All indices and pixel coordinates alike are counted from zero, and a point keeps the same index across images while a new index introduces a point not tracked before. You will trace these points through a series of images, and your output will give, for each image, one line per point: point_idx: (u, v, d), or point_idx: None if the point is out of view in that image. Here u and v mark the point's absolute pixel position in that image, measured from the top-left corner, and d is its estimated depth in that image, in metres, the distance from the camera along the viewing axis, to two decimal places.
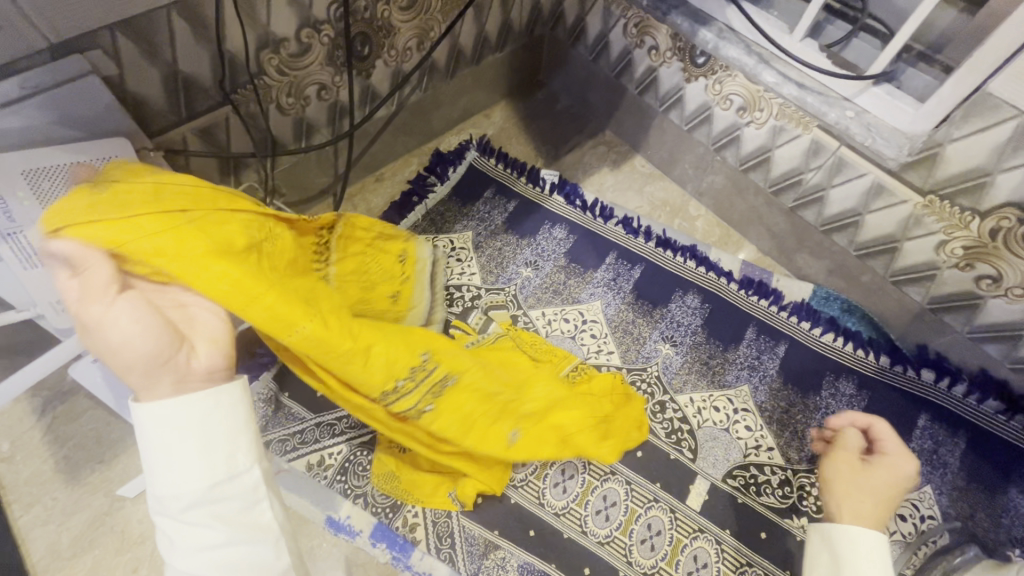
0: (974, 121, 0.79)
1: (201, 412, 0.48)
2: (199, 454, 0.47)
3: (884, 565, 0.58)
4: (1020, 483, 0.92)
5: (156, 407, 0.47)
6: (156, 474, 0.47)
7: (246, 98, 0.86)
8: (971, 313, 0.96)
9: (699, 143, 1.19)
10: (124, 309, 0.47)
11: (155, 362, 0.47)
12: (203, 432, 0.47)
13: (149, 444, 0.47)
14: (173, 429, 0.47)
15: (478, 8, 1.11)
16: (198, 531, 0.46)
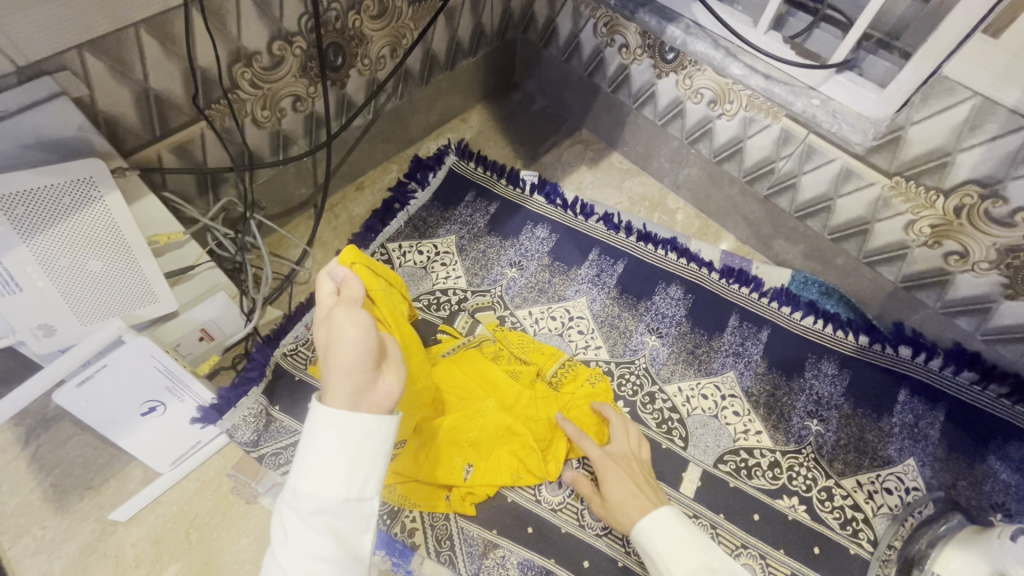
0: (932, 104, 0.79)
1: (366, 431, 0.53)
2: (347, 466, 0.52)
3: (670, 534, 0.69)
4: (998, 451, 0.94)
5: (342, 414, 0.52)
6: (302, 472, 0.51)
7: (221, 113, 0.90)
8: (942, 289, 0.96)
9: (673, 137, 1.20)
10: (353, 319, 0.56)
11: (359, 366, 0.54)
12: (362, 450, 0.52)
13: (312, 443, 0.52)
14: (335, 437, 0.52)
15: (450, 15, 1.16)
16: (309, 536, 0.50)
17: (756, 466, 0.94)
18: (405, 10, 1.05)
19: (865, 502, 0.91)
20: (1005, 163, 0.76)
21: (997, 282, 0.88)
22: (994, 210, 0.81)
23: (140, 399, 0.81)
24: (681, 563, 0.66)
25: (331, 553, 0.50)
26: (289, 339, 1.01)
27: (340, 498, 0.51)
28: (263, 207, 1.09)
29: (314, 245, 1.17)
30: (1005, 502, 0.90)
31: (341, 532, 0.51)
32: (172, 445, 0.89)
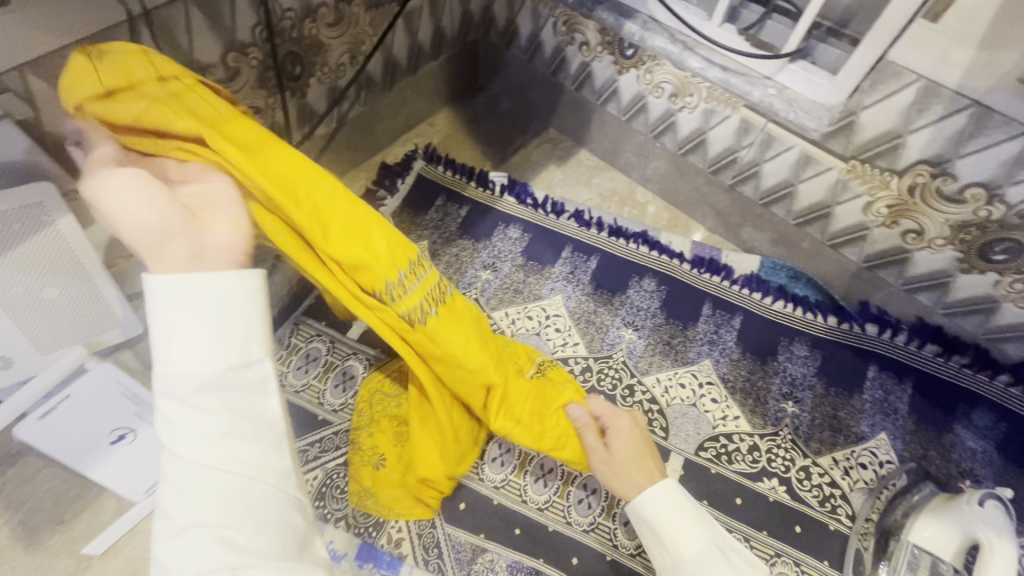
0: (881, 88, 0.81)
1: (221, 291, 0.47)
2: (206, 334, 0.46)
3: (677, 508, 0.68)
4: (964, 419, 0.97)
5: (177, 279, 0.46)
6: (165, 352, 0.46)
7: None
8: (903, 267, 0.99)
9: (638, 132, 1.22)
10: (122, 184, 0.51)
11: (151, 234, 0.50)
12: (224, 312, 0.47)
13: (161, 322, 0.46)
14: (189, 304, 0.46)
15: (409, 19, 1.15)
16: (195, 417, 0.45)
17: (735, 451, 0.96)
18: (362, 15, 1.03)
19: (842, 478, 0.93)
20: (953, 143, 0.79)
21: (952, 258, 0.91)
22: (945, 188, 0.84)
23: (107, 427, 0.79)
24: (688, 539, 0.66)
25: (227, 428, 0.45)
26: None
27: (217, 369, 0.46)
28: None
29: None
30: (974, 468, 0.93)
31: (237, 398, 0.46)
32: (145, 473, 0.87)
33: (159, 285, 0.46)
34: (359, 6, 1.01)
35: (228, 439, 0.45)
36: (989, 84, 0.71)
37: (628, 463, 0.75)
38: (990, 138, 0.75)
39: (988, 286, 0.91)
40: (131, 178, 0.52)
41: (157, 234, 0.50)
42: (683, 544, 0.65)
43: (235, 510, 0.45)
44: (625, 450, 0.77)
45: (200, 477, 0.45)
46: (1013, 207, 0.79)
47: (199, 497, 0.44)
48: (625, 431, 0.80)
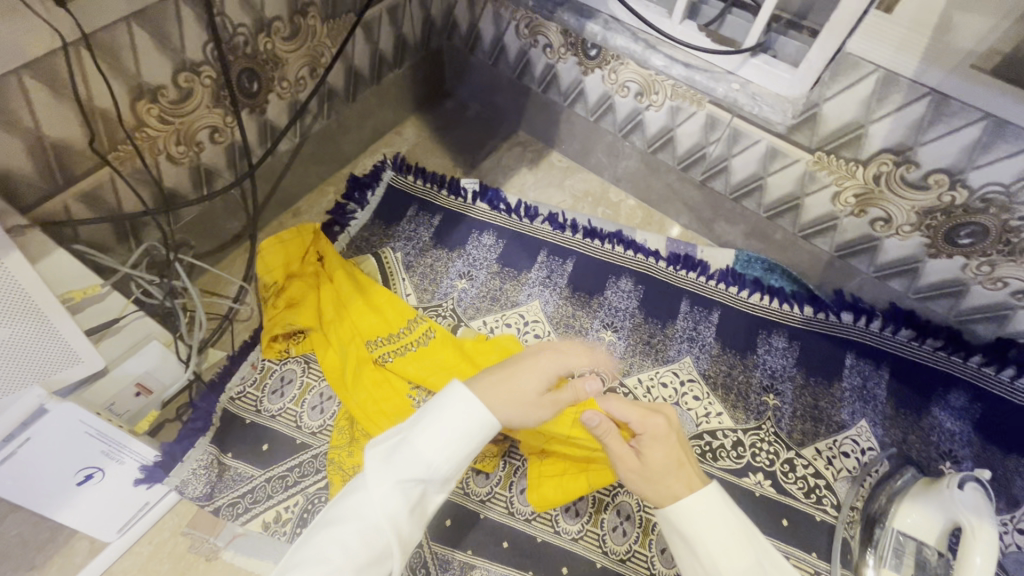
0: (841, 79, 0.81)
1: (476, 419, 0.58)
2: (458, 447, 0.57)
3: (722, 522, 0.58)
4: (941, 401, 0.98)
5: (473, 407, 0.59)
6: (423, 434, 0.57)
7: (129, 154, 0.85)
8: (873, 255, 1.00)
9: (607, 131, 1.21)
10: (549, 362, 0.72)
11: (535, 400, 0.67)
12: (469, 433, 0.58)
13: (446, 416, 0.58)
14: (464, 418, 0.58)
15: (368, 28, 1.13)
16: (405, 493, 0.55)
17: (720, 448, 0.96)
18: (319, 27, 1.01)
19: (825, 468, 0.94)
20: (913, 130, 0.79)
21: (920, 243, 0.92)
22: (908, 175, 0.84)
23: (75, 467, 0.76)
24: (733, 560, 0.57)
25: (410, 513, 0.55)
26: (235, 382, 0.97)
27: (441, 465, 0.56)
28: (191, 245, 1.04)
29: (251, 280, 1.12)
30: (953, 450, 0.94)
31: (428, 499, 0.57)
32: (115, 512, 0.84)
33: (465, 403, 0.58)
34: (315, 18, 0.99)
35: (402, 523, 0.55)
36: (946, 71, 0.72)
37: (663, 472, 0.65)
38: (950, 125, 0.76)
39: (956, 269, 0.92)
40: (547, 360, 0.72)
41: (523, 399, 0.66)
42: (726, 565, 0.57)
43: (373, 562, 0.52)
44: (657, 459, 0.67)
45: (370, 529, 0.53)
46: (975, 191, 0.80)
47: (360, 544, 0.52)
48: (653, 434, 0.69)
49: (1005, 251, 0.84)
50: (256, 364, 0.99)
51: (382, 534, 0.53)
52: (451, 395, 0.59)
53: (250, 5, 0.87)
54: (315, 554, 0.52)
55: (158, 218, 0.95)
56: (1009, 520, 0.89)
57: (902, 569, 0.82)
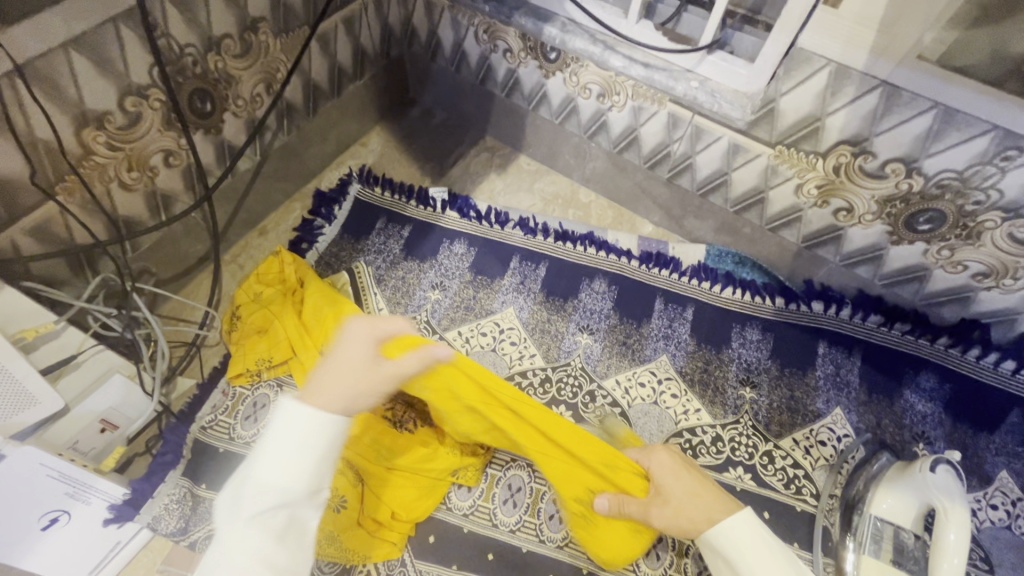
0: (794, 75, 0.82)
1: (309, 427, 0.59)
2: (302, 458, 0.59)
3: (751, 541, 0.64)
4: (912, 384, 0.99)
5: (302, 419, 0.59)
6: (263, 466, 0.57)
7: (77, 185, 0.82)
8: (838, 244, 1.01)
9: (573, 133, 1.21)
10: (357, 333, 0.69)
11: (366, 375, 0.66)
12: (308, 445, 0.59)
13: (274, 439, 0.59)
14: (294, 435, 0.59)
15: (324, 40, 1.10)
16: (263, 522, 0.56)
17: (700, 445, 0.96)
18: (272, 43, 0.99)
19: (803, 457, 0.94)
20: (868, 122, 0.80)
21: (882, 231, 0.93)
22: (866, 165, 0.86)
23: (39, 513, 0.73)
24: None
25: (277, 540, 0.56)
26: (205, 411, 0.95)
27: (289, 483, 0.57)
28: (152, 273, 1.01)
29: (217, 304, 1.10)
30: (925, 431, 0.96)
31: (298, 517, 0.58)
32: (85, 555, 0.81)
33: (291, 414, 0.60)
34: (267, 33, 0.97)
35: (274, 549, 0.55)
36: (894, 63, 0.72)
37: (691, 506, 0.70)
38: (903, 115, 0.77)
39: (919, 255, 0.93)
40: (363, 332, 0.70)
41: (352, 378, 0.64)
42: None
43: None
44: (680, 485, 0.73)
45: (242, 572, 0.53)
46: (930, 178, 0.81)
47: None
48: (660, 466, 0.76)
49: (963, 235, 0.85)
50: (227, 391, 0.97)
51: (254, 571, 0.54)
52: (276, 419, 0.60)
53: (196, 25, 0.84)
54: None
55: (114, 247, 0.93)
56: (981, 497, 0.91)
57: (880, 554, 0.83)
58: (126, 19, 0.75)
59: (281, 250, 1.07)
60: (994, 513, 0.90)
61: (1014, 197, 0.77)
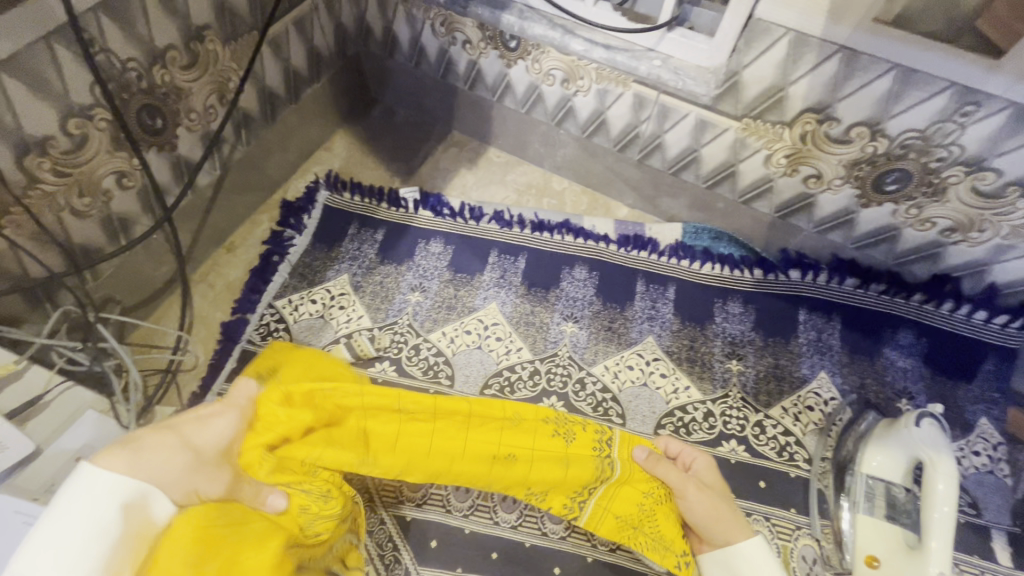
0: (755, 46, 0.82)
1: (96, 495, 0.48)
2: (89, 548, 0.46)
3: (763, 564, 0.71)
4: (892, 342, 1.02)
5: (97, 483, 0.49)
6: (36, 555, 0.44)
7: (26, 217, 0.78)
8: (810, 212, 1.02)
9: (540, 121, 1.19)
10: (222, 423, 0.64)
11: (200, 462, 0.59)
12: (91, 520, 0.47)
13: (55, 517, 0.46)
14: (79, 503, 0.47)
15: (275, 44, 1.06)
16: None
17: (692, 422, 0.97)
18: (221, 51, 0.94)
19: (793, 424, 0.96)
20: (830, 88, 0.81)
21: (851, 195, 0.95)
22: (832, 131, 0.86)
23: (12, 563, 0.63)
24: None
25: None
26: None
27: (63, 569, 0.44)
28: (117, 300, 0.97)
29: (189, 326, 1.06)
30: (907, 387, 0.98)
31: None
32: None
33: (75, 488, 0.48)
34: (214, 41, 0.92)
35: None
36: (851, 27, 0.73)
37: (713, 511, 0.76)
38: (863, 78, 0.77)
39: (888, 216, 0.95)
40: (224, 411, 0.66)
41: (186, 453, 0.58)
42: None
43: None
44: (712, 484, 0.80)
45: None
46: (894, 139, 0.82)
47: None
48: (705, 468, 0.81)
49: (929, 192, 0.87)
50: None
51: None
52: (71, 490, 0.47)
53: (137, 38, 0.80)
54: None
55: (72, 278, 0.89)
56: (964, 445, 0.94)
57: (874, 510, 0.84)
58: (61, 36, 0.71)
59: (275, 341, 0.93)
60: (978, 459, 0.93)
61: (975, 151, 0.78)
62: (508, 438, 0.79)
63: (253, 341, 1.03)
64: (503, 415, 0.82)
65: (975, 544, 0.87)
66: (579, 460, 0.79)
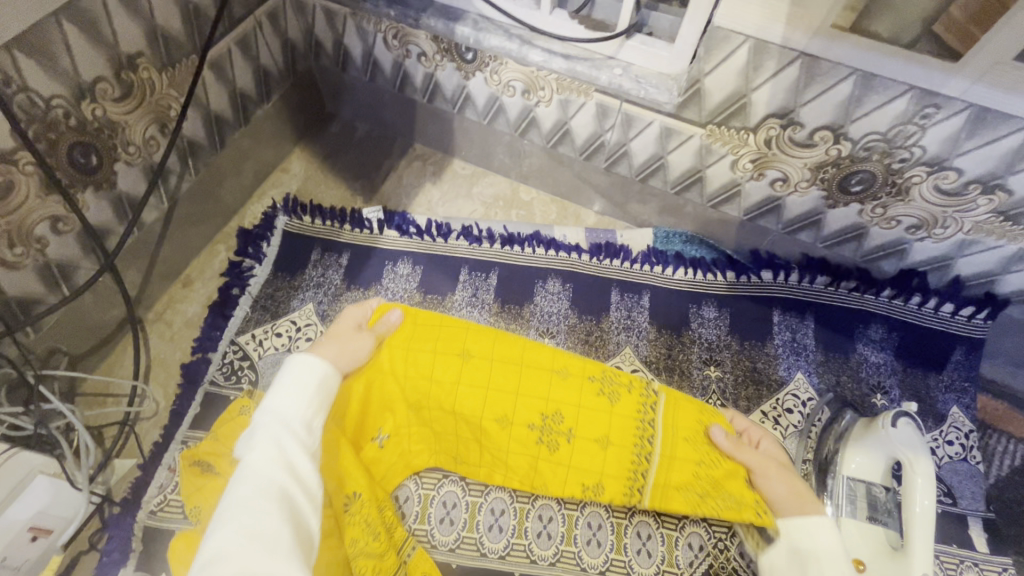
0: (715, 54, 0.80)
1: (306, 366, 0.75)
2: (301, 399, 0.72)
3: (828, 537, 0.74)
4: (864, 337, 1.02)
5: (305, 357, 0.76)
6: (271, 401, 0.72)
7: None
8: (778, 213, 1.02)
9: (504, 132, 1.16)
10: (353, 311, 0.88)
11: (350, 343, 0.82)
12: (305, 383, 0.73)
13: (286, 377, 0.74)
14: (299, 371, 0.74)
15: (218, 66, 1.00)
16: (276, 442, 0.68)
17: None
18: (158, 79, 0.88)
19: (773, 429, 0.96)
20: (792, 94, 0.80)
21: (818, 197, 0.94)
22: (796, 136, 0.85)
23: None
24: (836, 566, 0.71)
25: (281, 457, 0.67)
26: (151, 493, 0.86)
27: (294, 409, 0.71)
28: (62, 351, 0.91)
29: (147, 371, 1.00)
30: (881, 382, 0.99)
31: (290, 449, 0.68)
32: None
33: (293, 361, 0.75)
34: (149, 69, 0.86)
35: (289, 468, 0.67)
36: (810, 34, 0.72)
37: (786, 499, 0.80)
38: (824, 84, 0.76)
39: (855, 215, 0.95)
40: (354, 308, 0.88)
41: (338, 337, 0.83)
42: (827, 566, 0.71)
43: (278, 488, 0.64)
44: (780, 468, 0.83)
45: (255, 481, 0.64)
46: (857, 142, 0.82)
47: (259, 493, 0.63)
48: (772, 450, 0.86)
49: (894, 192, 0.87)
50: (173, 467, 0.88)
51: (271, 478, 0.65)
52: (289, 362, 0.75)
53: (60, 73, 0.74)
54: (225, 535, 0.59)
55: (11, 335, 0.83)
56: (938, 435, 0.96)
57: (857, 513, 0.84)
58: None
59: (252, 394, 0.93)
60: (951, 448, 0.95)
61: (936, 151, 0.79)
62: (560, 396, 0.85)
63: (216, 382, 0.97)
64: (552, 370, 0.86)
65: (953, 533, 0.89)
66: (621, 419, 0.84)
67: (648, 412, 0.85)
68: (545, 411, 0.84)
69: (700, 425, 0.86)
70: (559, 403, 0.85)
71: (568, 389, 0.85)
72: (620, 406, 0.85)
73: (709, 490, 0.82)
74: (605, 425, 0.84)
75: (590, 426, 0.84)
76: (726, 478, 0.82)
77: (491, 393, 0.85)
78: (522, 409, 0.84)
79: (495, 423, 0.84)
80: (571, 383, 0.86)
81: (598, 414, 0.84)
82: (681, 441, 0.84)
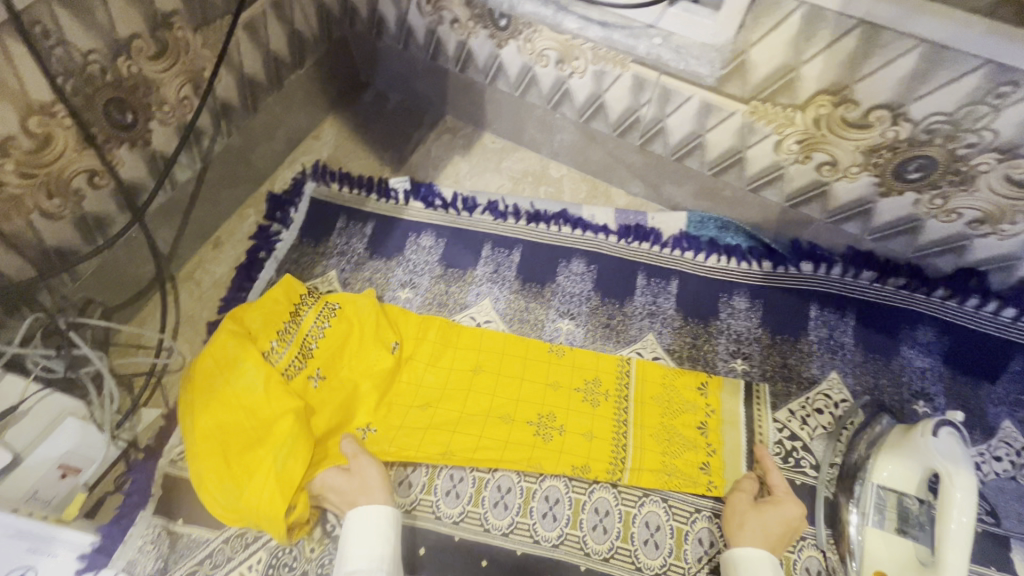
0: (763, 22, 0.74)
1: (373, 524, 0.74)
2: (377, 547, 0.73)
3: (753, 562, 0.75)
4: (910, 339, 0.95)
5: (364, 514, 0.75)
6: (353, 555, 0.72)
7: (4, 216, 0.76)
8: (825, 200, 0.94)
9: (536, 105, 1.12)
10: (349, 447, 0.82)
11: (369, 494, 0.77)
12: (372, 538, 0.73)
13: (354, 531, 0.74)
14: (364, 525, 0.74)
15: (253, 29, 1.00)
16: None
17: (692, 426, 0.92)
18: (192, 38, 0.88)
19: (800, 428, 0.90)
20: (848, 67, 0.73)
21: (870, 183, 0.87)
22: (849, 114, 0.79)
23: None
24: None
25: None
26: (173, 443, 0.89)
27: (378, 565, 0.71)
28: (98, 302, 0.96)
29: (174, 327, 1.03)
30: (925, 387, 0.92)
31: None
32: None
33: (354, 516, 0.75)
34: (184, 28, 0.86)
35: None
36: None
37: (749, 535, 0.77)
38: (885, 56, 0.70)
39: (910, 206, 0.88)
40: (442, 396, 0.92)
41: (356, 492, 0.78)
42: None
43: None
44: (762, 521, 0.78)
45: None
46: (918, 123, 0.75)
47: None
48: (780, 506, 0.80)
49: (957, 181, 0.80)
50: None
51: None
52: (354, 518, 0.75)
53: (97, 27, 0.75)
54: None
55: (49, 282, 0.87)
56: (985, 449, 0.88)
57: (885, 523, 0.80)
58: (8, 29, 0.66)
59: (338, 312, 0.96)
60: (999, 464, 0.87)
61: (1010, 136, 0.71)
62: (550, 400, 0.92)
63: None
64: (545, 380, 0.94)
65: (993, 555, 0.82)
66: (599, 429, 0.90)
67: (621, 411, 0.92)
68: (536, 412, 0.91)
69: (663, 409, 0.92)
70: (550, 407, 0.92)
71: (557, 396, 0.93)
72: (601, 411, 0.92)
73: (676, 468, 0.87)
74: (586, 425, 0.90)
75: (576, 425, 0.90)
76: (682, 421, 0.91)
77: (498, 396, 0.92)
78: (520, 411, 0.91)
79: (498, 424, 0.90)
80: (559, 366, 0.96)
81: (582, 417, 0.91)
82: (647, 406, 0.92)
